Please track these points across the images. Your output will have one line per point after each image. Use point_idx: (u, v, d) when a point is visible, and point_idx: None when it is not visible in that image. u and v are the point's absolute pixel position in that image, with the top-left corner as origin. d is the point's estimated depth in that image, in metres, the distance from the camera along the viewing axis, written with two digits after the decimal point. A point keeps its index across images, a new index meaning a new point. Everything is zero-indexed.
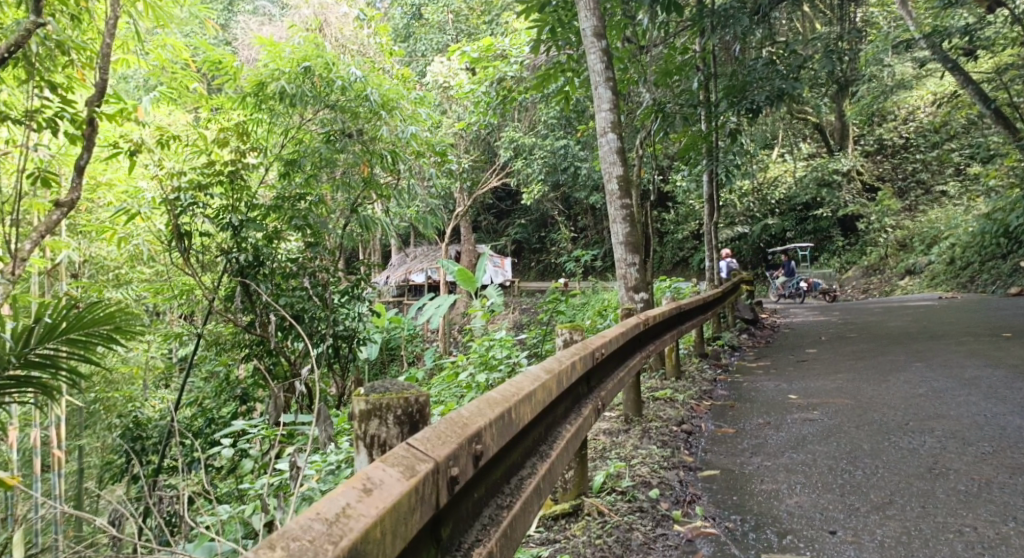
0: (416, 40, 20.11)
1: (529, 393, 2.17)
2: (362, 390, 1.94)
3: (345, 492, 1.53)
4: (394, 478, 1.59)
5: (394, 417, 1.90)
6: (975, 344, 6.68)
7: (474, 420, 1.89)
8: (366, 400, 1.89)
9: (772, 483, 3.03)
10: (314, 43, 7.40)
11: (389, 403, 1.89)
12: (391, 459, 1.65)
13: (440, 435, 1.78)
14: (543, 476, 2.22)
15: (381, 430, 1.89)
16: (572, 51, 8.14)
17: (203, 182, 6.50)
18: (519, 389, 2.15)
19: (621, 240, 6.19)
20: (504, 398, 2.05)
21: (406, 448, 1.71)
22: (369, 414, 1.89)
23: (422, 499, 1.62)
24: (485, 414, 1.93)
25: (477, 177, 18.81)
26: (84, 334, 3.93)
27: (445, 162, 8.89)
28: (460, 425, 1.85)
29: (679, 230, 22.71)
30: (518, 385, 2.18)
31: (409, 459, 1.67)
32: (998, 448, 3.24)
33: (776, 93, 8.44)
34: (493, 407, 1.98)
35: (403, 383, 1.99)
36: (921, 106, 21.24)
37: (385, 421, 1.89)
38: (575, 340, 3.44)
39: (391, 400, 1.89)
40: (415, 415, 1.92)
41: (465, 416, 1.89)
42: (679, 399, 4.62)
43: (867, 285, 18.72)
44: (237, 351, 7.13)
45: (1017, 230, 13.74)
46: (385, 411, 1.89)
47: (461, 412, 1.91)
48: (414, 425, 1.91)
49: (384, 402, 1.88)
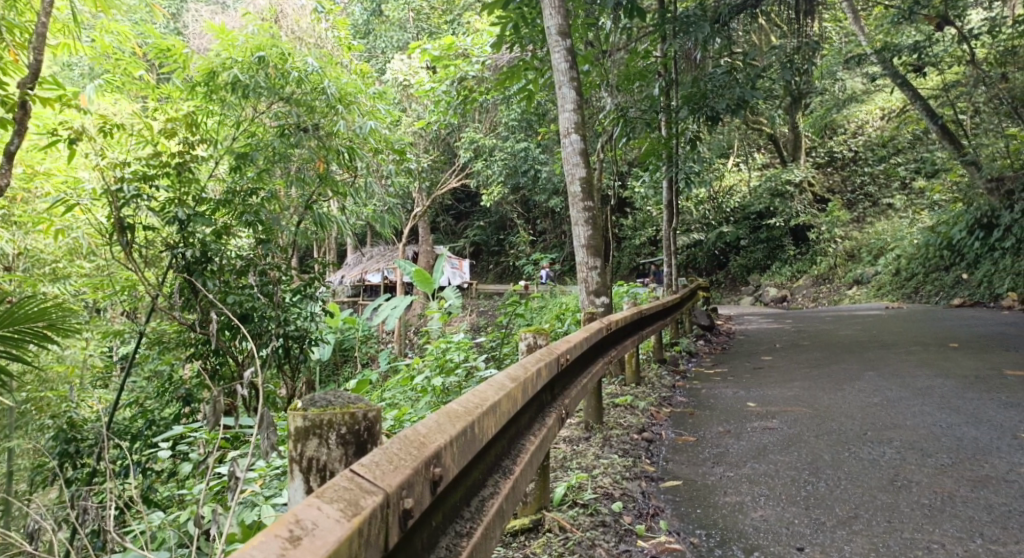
0: (376, 36, 19.84)
1: (494, 404, 2.04)
2: (300, 405, 1.81)
3: (269, 540, 1.34)
4: (331, 519, 1.42)
5: (337, 435, 1.77)
6: (924, 354, 6.80)
7: (431, 439, 1.75)
8: (305, 417, 1.77)
9: (735, 495, 2.97)
10: (270, 33, 7.24)
11: (332, 419, 1.76)
12: (332, 493, 1.49)
13: (392, 459, 1.63)
14: (507, 496, 2.08)
15: (320, 452, 1.77)
16: (534, 51, 8.01)
17: (149, 173, 6.16)
18: (484, 399, 2.03)
19: (582, 243, 6.11)
20: (467, 411, 1.92)
21: (349, 475, 1.55)
22: (307, 433, 1.77)
23: (367, 540, 1.45)
24: (445, 431, 1.79)
25: (435, 177, 18.58)
26: (15, 332, 3.72)
27: (404, 161, 8.71)
28: (415, 445, 1.71)
29: (636, 236, 22.88)
30: (482, 394, 2.05)
31: (353, 491, 1.51)
32: (957, 460, 3.24)
33: (737, 102, 8.47)
34: (455, 421, 1.85)
35: (348, 396, 1.86)
36: (870, 121, 21.86)
37: (327, 441, 1.77)
38: (539, 344, 3.30)
39: (334, 416, 1.76)
40: (362, 433, 1.78)
41: (421, 433, 1.75)
42: (639, 406, 4.54)
43: (817, 294, 18.99)
44: (182, 350, 6.79)
45: (959, 243, 14.25)
46: (327, 429, 1.76)
47: (415, 429, 1.76)
48: (360, 444, 1.78)
49: (325, 418, 1.76)
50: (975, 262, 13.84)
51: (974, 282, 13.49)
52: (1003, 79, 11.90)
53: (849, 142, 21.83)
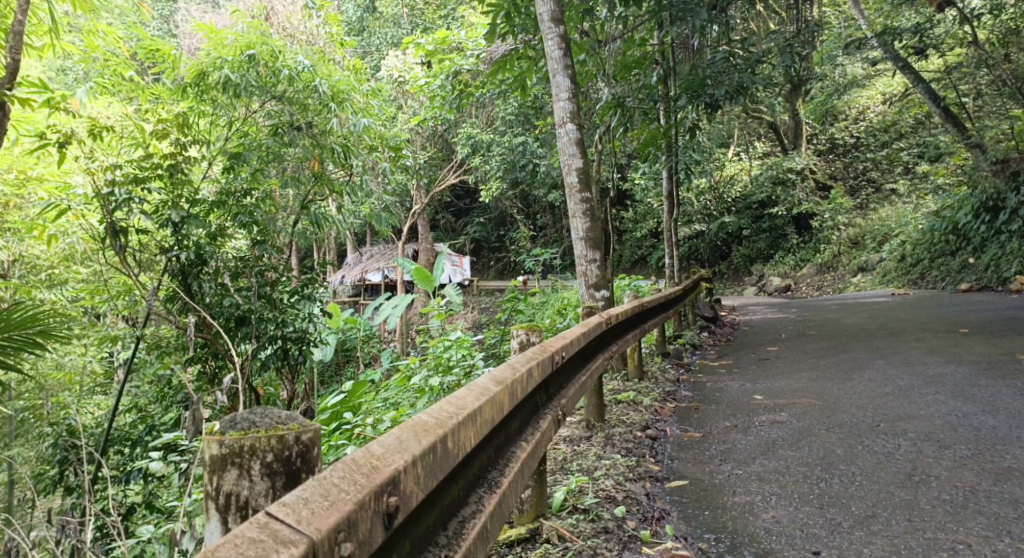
0: (370, 33, 19.69)
1: (474, 412, 1.86)
2: (218, 428, 1.61)
3: None
4: None
5: (261, 464, 1.56)
6: (935, 340, 6.63)
7: (386, 462, 1.55)
8: (221, 443, 1.57)
9: (745, 495, 2.83)
10: (259, 30, 7.09)
11: (254, 446, 1.56)
12: (234, 548, 1.27)
13: (329, 492, 1.43)
14: (493, 512, 1.89)
15: (240, 486, 1.56)
16: (529, 39, 7.84)
17: (140, 175, 5.93)
18: (461, 407, 1.84)
19: (581, 236, 5.96)
20: (438, 423, 1.73)
21: (263, 522, 1.35)
22: (225, 463, 1.57)
23: None
24: (404, 452, 1.59)
25: (434, 174, 18.44)
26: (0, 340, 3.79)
27: (400, 157, 8.56)
28: (363, 471, 1.50)
29: (637, 229, 22.72)
30: (459, 402, 1.87)
31: (265, 544, 1.30)
32: (977, 451, 3.09)
33: (736, 88, 8.32)
34: (421, 436, 1.66)
35: (278, 415, 1.66)
36: (871, 107, 21.67)
37: (249, 472, 1.56)
38: (532, 342, 3.15)
39: (257, 441, 1.56)
40: (292, 461, 1.59)
41: (373, 456, 1.56)
42: (643, 402, 4.41)
43: (821, 283, 18.84)
44: (180, 354, 6.62)
45: (965, 227, 14.07)
46: (250, 458, 1.56)
47: (367, 450, 1.57)
48: (291, 474, 1.58)
49: (246, 445, 1.56)
50: (981, 247, 13.60)
51: (980, 266, 13.25)
52: (1006, 59, 11.78)
53: (851, 128, 21.64)
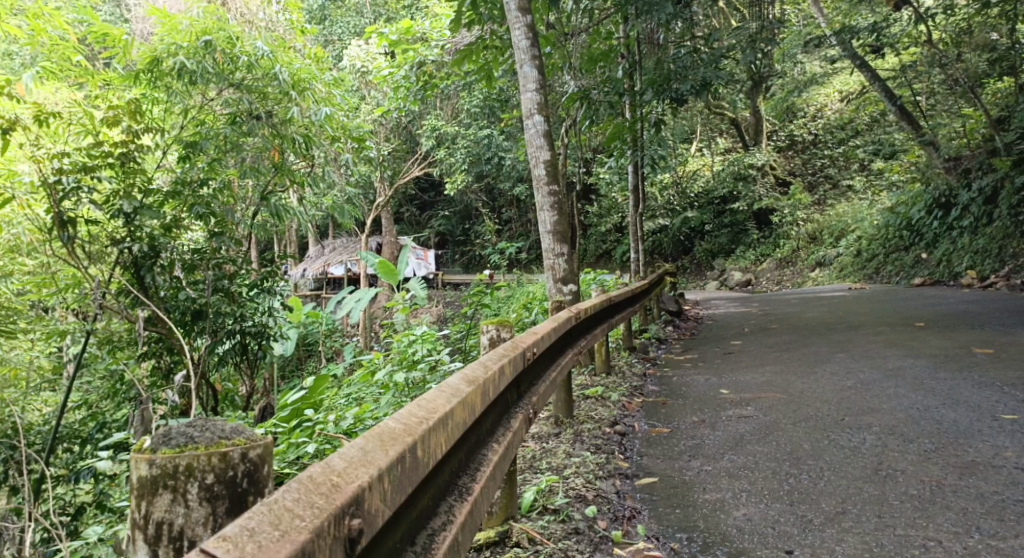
0: (332, 22, 19.32)
1: (446, 415, 1.71)
2: (149, 443, 1.37)
3: None
4: None
5: (199, 487, 1.33)
6: (893, 334, 6.75)
7: (349, 479, 1.30)
8: (152, 463, 1.33)
9: (715, 492, 2.81)
10: (215, 15, 6.83)
11: (191, 465, 1.32)
12: None
13: (279, 518, 1.15)
14: (463, 526, 1.71)
15: (174, 513, 1.32)
16: (494, 27, 7.70)
17: (89, 163, 5.66)
18: (432, 411, 1.68)
19: (548, 229, 5.90)
20: (406, 430, 1.54)
21: None
22: (157, 485, 1.33)
23: None
24: (368, 465, 1.35)
25: (398, 166, 18.22)
26: None
27: (363, 149, 8.40)
28: (322, 491, 1.24)
29: (602, 223, 22.81)
30: (430, 405, 1.71)
31: None
32: (940, 445, 3.12)
33: (701, 83, 8.34)
34: (389, 446, 1.45)
35: (226, 427, 1.43)
36: (829, 104, 22.11)
37: (185, 496, 1.32)
38: (502, 337, 3.07)
39: (195, 460, 1.32)
40: (238, 483, 1.35)
41: (333, 471, 1.30)
42: (611, 397, 4.38)
43: (780, 278, 19.15)
44: (132, 349, 6.43)
45: (919, 223, 14.42)
46: (186, 480, 1.32)
47: (325, 465, 1.31)
48: (236, 497, 1.34)
49: (182, 464, 1.32)
50: (933, 242, 13.94)
51: (933, 261, 13.55)
52: (958, 59, 12.10)
53: (809, 125, 22.02)
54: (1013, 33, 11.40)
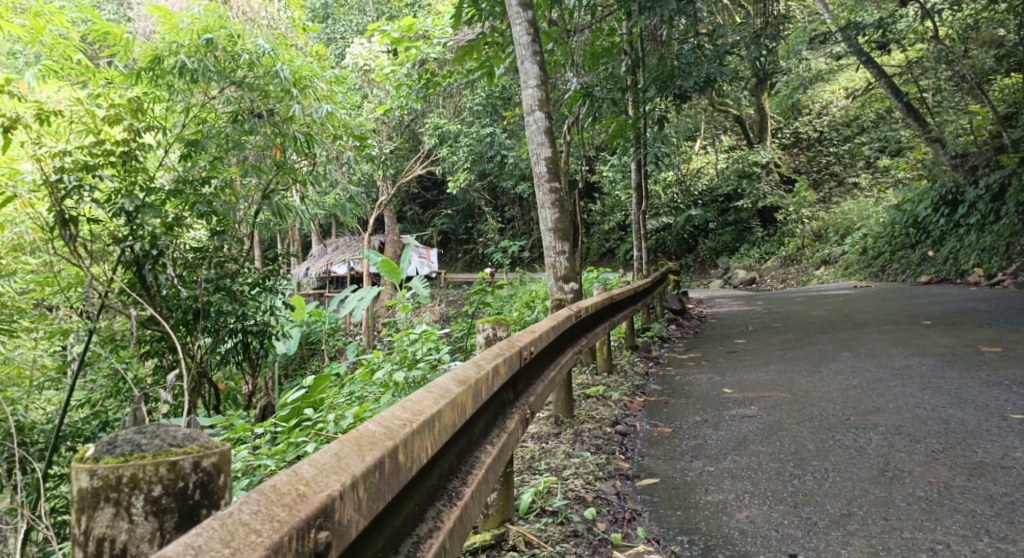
0: (334, 20, 19.27)
1: (432, 418, 1.65)
2: (90, 451, 1.23)
3: None
4: None
5: (145, 500, 1.19)
6: (899, 332, 6.69)
7: (316, 488, 1.21)
8: (93, 473, 1.18)
9: (717, 493, 2.76)
10: (215, 13, 6.78)
11: (136, 476, 1.18)
12: None
13: (232, 535, 1.06)
14: (450, 533, 1.65)
15: (116, 528, 1.17)
16: (496, 23, 7.64)
17: (91, 162, 5.60)
18: (416, 413, 1.62)
19: (549, 227, 5.85)
20: (386, 434, 1.47)
21: None
22: (97, 499, 1.18)
23: None
24: (340, 473, 1.27)
25: (401, 165, 18.17)
26: None
27: (365, 147, 8.36)
28: (286, 502, 1.16)
29: (605, 221, 22.75)
30: (414, 408, 1.65)
31: None
32: (947, 445, 3.07)
33: (705, 79, 8.26)
34: (365, 452, 1.37)
35: (178, 432, 1.29)
36: (834, 101, 21.98)
37: (129, 511, 1.18)
38: (499, 337, 3.01)
39: (140, 470, 1.19)
40: (189, 495, 1.21)
41: (301, 479, 1.22)
42: (612, 396, 4.32)
43: (785, 275, 19.06)
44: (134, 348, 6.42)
45: (925, 221, 14.32)
46: (130, 493, 1.19)
47: (292, 473, 1.23)
48: (186, 511, 1.20)
49: (125, 475, 1.18)
50: (940, 240, 13.84)
51: (939, 258, 13.45)
52: (965, 55, 11.97)
53: (815, 122, 21.90)
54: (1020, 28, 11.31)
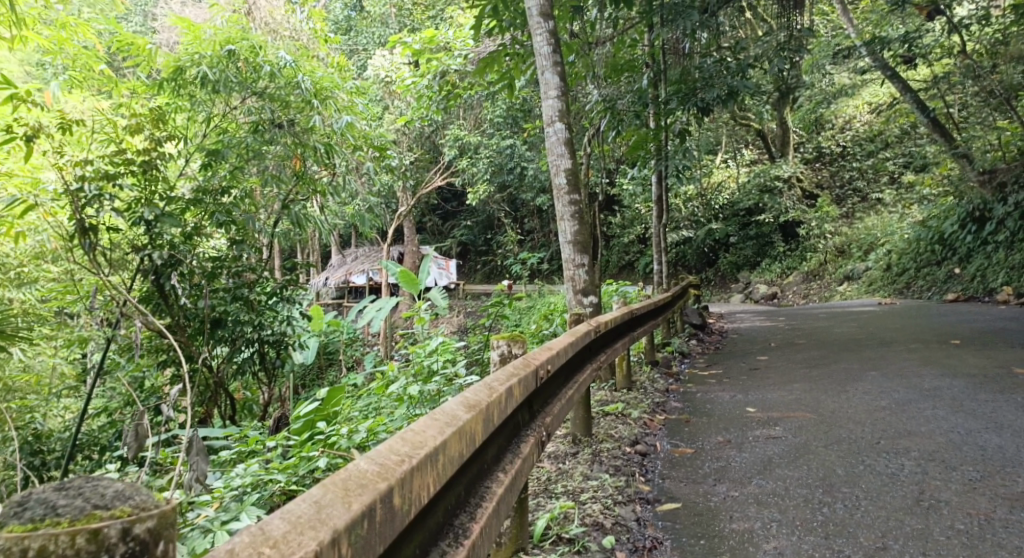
0: (357, 33, 19.43)
1: (434, 451, 1.56)
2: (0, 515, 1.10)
3: None
4: None
5: None
6: (927, 351, 6.50)
7: (288, 548, 1.13)
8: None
9: (742, 520, 2.65)
10: (237, 24, 6.81)
11: (46, 547, 1.05)
12: None
13: None
14: None
15: None
16: (516, 35, 7.59)
17: (112, 171, 5.57)
18: (417, 446, 1.54)
19: (568, 239, 5.75)
20: (379, 474, 1.40)
21: None
22: None
23: None
24: (315, 528, 1.19)
25: (420, 176, 18.19)
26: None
27: (384, 158, 8.35)
28: None
29: (624, 234, 22.61)
30: (415, 439, 1.58)
31: None
32: (986, 474, 2.91)
33: (728, 91, 8.14)
34: (350, 498, 1.29)
35: (104, 488, 1.16)
36: (857, 116, 21.74)
37: None
38: (514, 353, 2.90)
39: (52, 539, 1.05)
40: None
41: (268, 540, 1.14)
42: (632, 414, 4.20)
43: (807, 291, 18.77)
44: (153, 357, 6.41)
45: (952, 237, 14.02)
46: None
47: (260, 532, 1.16)
48: None
49: (34, 545, 1.05)
50: (967, 257, 13.56)
51: (966, 276, 13.18)
52: (993, 70, 11.73)
53: (837, 137, 21.66)
54: None
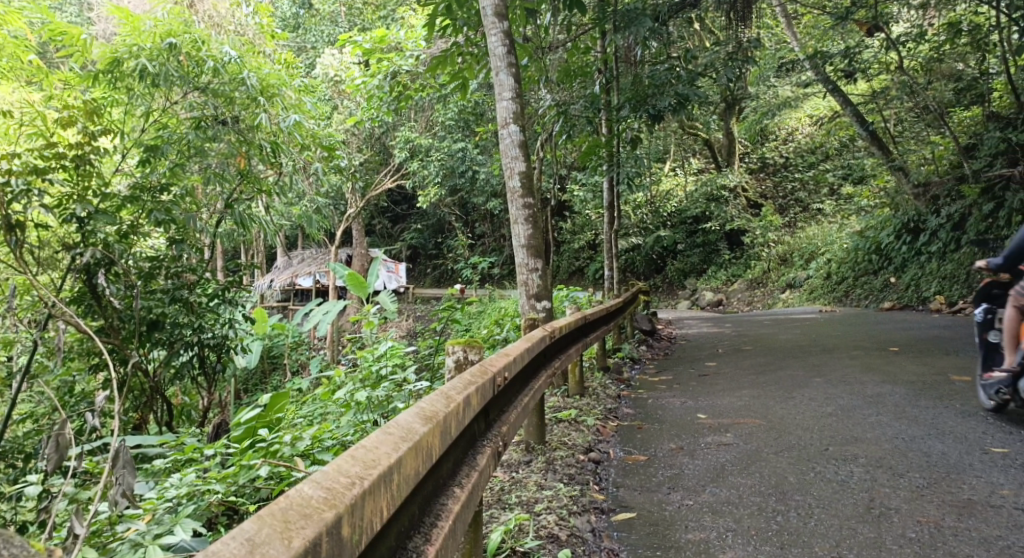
0: (305, 30, 19.03)
1: (388, 471, 1.48)
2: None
3: None
4: None
5: None
6: (868, 359, 6.66)
7: None
8: None
9: (698, 531, 2.62)
10: (180, 16, 6.53)
11: None
12: None
13: None
14: None
15: None
16: (469, 34, 7.48)
17: (41, 166, 5.23)
18: (369, 466, 1.45)
19: (522, 243, 5.69)
20: (327, 501, 1.32)
21: None
22: None
23: None
24: None
25: (370, 178, 17.90)
26: None
27: (333, 157, 8.16)
28: None
29: (575, 240, 22.74)
30: (368, 458, 1.49)
31: None
32: (932, 481, 2.96)
33: (679, 99, 8.20)
34: (291, 536, 1.21)
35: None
36: (799, 129, 22.41)
37: None
38: (470, 359, 2.80)
39: None
40: None
41: None
42: (585, 421, 4.16)
43: (750, 298, 19.15)
44: (84, 361, 6.07)
45: (888, 247, 14.51)
46: None
47: None
48: None
49: None
50: (902, 266, 14.06)
51: (901, 285, 13.66)
52: (928, 87, 12.17)
53: (781, 148, 22.26)
54: (980, 64, 11.61)
